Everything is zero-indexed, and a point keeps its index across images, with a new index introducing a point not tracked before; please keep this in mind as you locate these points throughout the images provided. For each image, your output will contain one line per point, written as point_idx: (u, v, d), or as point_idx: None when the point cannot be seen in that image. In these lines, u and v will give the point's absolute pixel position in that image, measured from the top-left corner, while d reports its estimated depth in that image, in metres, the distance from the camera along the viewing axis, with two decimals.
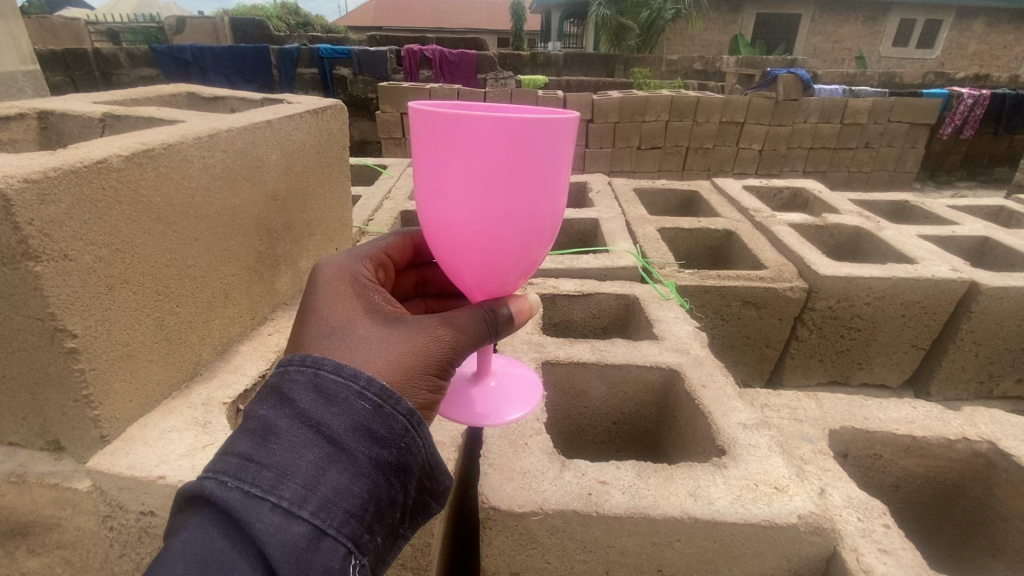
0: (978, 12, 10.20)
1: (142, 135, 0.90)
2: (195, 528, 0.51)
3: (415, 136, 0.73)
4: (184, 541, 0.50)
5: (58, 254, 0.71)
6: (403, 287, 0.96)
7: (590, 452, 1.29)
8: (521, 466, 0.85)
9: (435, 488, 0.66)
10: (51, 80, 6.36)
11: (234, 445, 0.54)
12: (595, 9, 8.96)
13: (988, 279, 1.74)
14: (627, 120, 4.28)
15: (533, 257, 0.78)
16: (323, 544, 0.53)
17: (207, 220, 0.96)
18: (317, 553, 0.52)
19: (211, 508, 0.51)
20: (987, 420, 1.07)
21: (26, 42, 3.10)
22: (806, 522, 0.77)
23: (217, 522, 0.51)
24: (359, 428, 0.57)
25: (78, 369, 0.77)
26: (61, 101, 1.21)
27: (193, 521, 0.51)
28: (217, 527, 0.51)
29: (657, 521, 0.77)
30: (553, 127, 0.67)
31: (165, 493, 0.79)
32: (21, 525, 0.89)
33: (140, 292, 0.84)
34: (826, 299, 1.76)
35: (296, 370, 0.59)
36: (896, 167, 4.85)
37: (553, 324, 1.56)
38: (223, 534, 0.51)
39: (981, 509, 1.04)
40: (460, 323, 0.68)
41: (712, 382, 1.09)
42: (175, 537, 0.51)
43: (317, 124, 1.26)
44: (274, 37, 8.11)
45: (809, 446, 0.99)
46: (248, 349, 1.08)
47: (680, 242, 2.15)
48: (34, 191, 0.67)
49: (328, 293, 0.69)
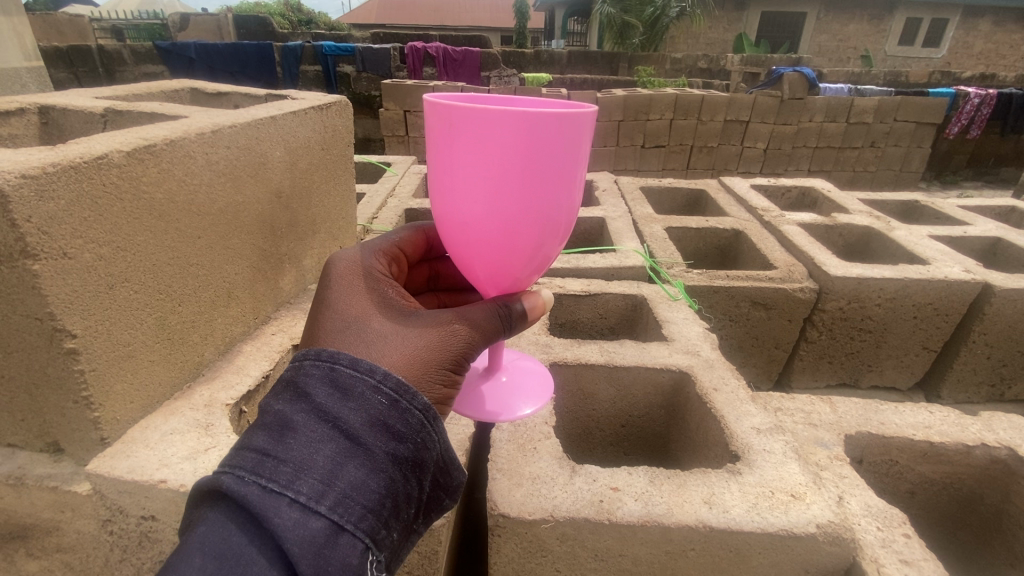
0: (985, 12, 10.14)
1: (143, 130, 0.87)
2: (212, 523, 0.49)
3: (428, 128, 0.71)
4: (201, 536, 0.48)
5: (57, 252, 0.69)
6: (415, 281, 0.93)
7: (597, 455, 1.26)
8: (530, 471, 0.83)
9: (449, 484, 0.64)
10: (56, 77, 6.37)
11: (249, 440, 0.52)
12: (599, 7, 8.95)
13: (1001, 281, 1.71)
14: (632, 119, 4.26)
15: (546, 253, 0.76)
16: (341, 540, 0.51)
17: (210, 218, 0.94)
18: (335, 549, 0.50)
19: (229, 503, 0.49)
20: (1006, 425, 1.04)
21: (31, 38, 3.08)
22: (825, 532, 0.75)
23: (234, 518, 0.49)
24: (376, 423, 0.55)
25: (78, 370, 0.75)
26: (61, 95, 1.19)
27: (209, 517, 0.49)
28: (235, 521, 0.49)
29: (671, 530, 0.75)
30: (572, 121, 0.64)
31: (167, 498, 0.76)
32: (21, 529, 0.88)
33: (142, 291, 0.83)
34: (836, 300, 1.74)
35: (311, 365, 0.57)
36: (902, 167, 4.82)
37: (559, 325, 1.54)
38: (239, 529, 0.49)
39: (998, 516, 1.02)
40: (475, 318, 0.66)
41: (724, 385, 1.06)
42: (192, 532, 0.49)
43: (321, 120, 1.24)
44: (279, 34, 8.10)
45: (824, 452, 0.97)
46: (251, 348, 1.06)
47: (688, 241, 2.12)
48: (31, 187, 0.65)
49: (341, 287, 0.67)
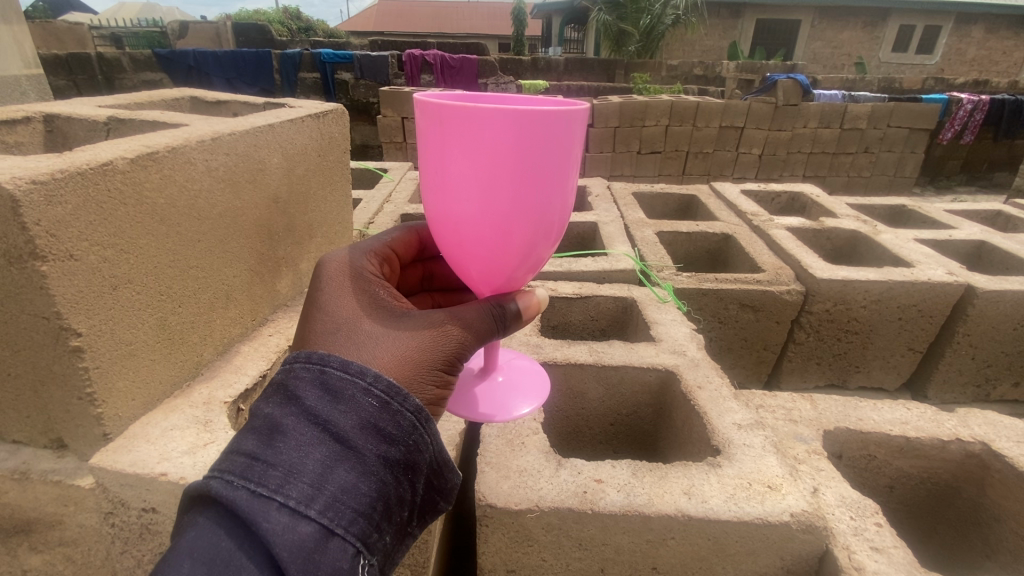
0: (978, 19, 10.25)
1: (146, 138, 0.91)
2: (202, 528, 0.52)
3: (421, 128, 0.75)
4: (192, 540, 0.51)
5: (64, 254, 0.72)
6: (409, 281, 0.97)
7: (587, 453, 1.30)
8: (518, 464, 0.86)
9: (443, 486, 0.67)
10: (54, 85, 6.40)
11: (241, 444, 0.55)
12: (595, 15, 9.07)
13: (984, 283, 1.75)
14: (628, 125, 4.29)
15: (539, 254, 0.80)
16: (331, 544, 0.54)
17: (209, 222, 0.97)
18: (325, 553, 0.53)
19: (218, 508, 0.52)
20: (981, 421, 1.08)
21: (30, 46, 3.12)
22: (798, 520, 0.78)
23: (223, 522, 0.52)
24: (366, 425, 0.58)
25: (83, 368, 0.78)
26: (66, 104, 1.23)
27: (199, 521, 0.52)
28: (224, 527, 0.52)
29: (651, 519, 0.78)
30: (563, 121, 0.68)
31: (168, 490, 0.80)
32: (24, 523, 0.91)
33: (144, 292, 0.86)
34: (822, 302, 1.77)
35: (301, 368, 0.60)
36: (895, 173, 4.88)
37: (551, 326, 1.57)
38: (230, 534, 0.52)
39: (975, 510, 1.05)
40: (468, 319, 0.69)
41: (708, 383, 1.10)
42: (182, 537, 0.52)
43: (318, 128, 1.27)
44: (279, 42, 8.16)
45: (802, 447, 1.01)
46: (249, 349, 1.10)
47: (679, 245, 2.16)
48: (40, 193, 0.68)
49: (333, 289, 0.71)
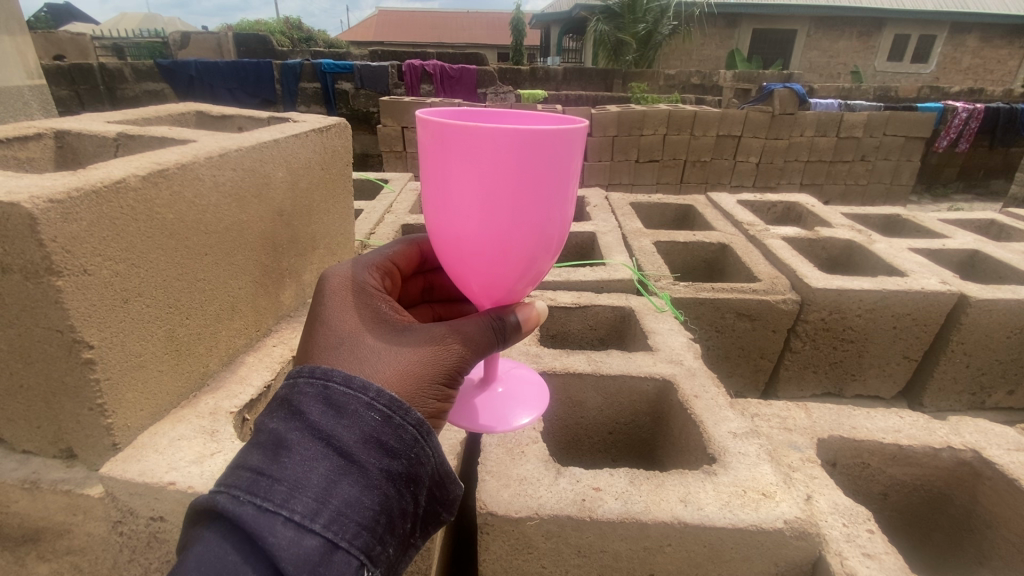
0: (972, 29, 10.37)
1: (156, 155, 0.94)
2: (208, 543, 0.54)
3: (423, 146, 0.77)
4: (198, 554, 0.53)
5: (79, 269, 0.75)
6: (410, 293, 0.99)
7: (586, 460, 1.32)
8: (518, 472, 0.88)
9: (445, 497, 0.69)
10: (57, 95, 6.44)
11: (246, 459, 0.57)
12: (594, 25, 9.19)
13: (977, 292, 1.78)
14: (626, 134, 4.34)
15: (538, 267, 0.82)
16: (336, 557, 0.55)
17: (217, 236, 1.00)
18: (330, 566, 0.55)
19: (223, 522, 0.54)
20: (972, 429, 1.10)
21: (33, 58, 3.17)
22: (792, 527, 0.80)
23: (230, 536, 0.54)
24: (369, 440, 0.60)
25: (93, 379, 0.80)
26: (75, 118, 1.26)
27: (206, 536, 0.54)
28: (230, 541, 0.54)
29: (648, 526, 0.80)
30: (563, 140, 0.71)
31: (176, 499, 0.81)
32: (33, 532, 0.92)
33: (153, 304, 0.88)
34: (817, 311, 1.80)
35: (305, 383, 0.62)
36: (892, 180, 4.93)
37: (550, 336, 1.59)
38: (235, 548, 0.53)
39: (968, 517, 1.07)
40: (469, 333, 0.72)
41: (704, 392, 1.12)
42: (189, 552, 0.53)
43: (321, 142, 1.30)
44: (280, 53, 8.25)
45: (797, 454, 1.03)
46: (253, 359, 1.12)
47: (676, 255, 2.19)
48: (57, 210, 0.71)
49: (335, 304, 0.73)
